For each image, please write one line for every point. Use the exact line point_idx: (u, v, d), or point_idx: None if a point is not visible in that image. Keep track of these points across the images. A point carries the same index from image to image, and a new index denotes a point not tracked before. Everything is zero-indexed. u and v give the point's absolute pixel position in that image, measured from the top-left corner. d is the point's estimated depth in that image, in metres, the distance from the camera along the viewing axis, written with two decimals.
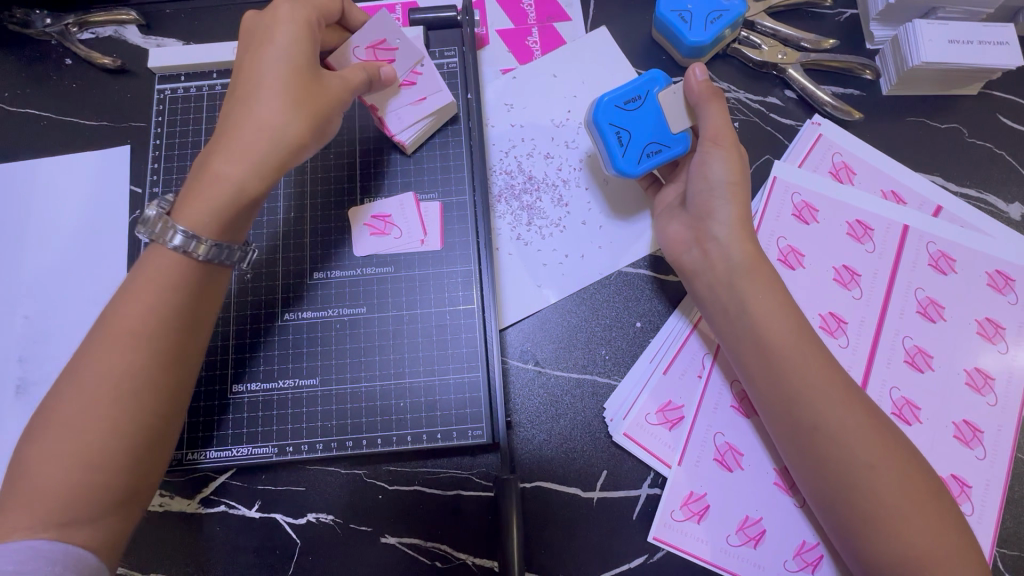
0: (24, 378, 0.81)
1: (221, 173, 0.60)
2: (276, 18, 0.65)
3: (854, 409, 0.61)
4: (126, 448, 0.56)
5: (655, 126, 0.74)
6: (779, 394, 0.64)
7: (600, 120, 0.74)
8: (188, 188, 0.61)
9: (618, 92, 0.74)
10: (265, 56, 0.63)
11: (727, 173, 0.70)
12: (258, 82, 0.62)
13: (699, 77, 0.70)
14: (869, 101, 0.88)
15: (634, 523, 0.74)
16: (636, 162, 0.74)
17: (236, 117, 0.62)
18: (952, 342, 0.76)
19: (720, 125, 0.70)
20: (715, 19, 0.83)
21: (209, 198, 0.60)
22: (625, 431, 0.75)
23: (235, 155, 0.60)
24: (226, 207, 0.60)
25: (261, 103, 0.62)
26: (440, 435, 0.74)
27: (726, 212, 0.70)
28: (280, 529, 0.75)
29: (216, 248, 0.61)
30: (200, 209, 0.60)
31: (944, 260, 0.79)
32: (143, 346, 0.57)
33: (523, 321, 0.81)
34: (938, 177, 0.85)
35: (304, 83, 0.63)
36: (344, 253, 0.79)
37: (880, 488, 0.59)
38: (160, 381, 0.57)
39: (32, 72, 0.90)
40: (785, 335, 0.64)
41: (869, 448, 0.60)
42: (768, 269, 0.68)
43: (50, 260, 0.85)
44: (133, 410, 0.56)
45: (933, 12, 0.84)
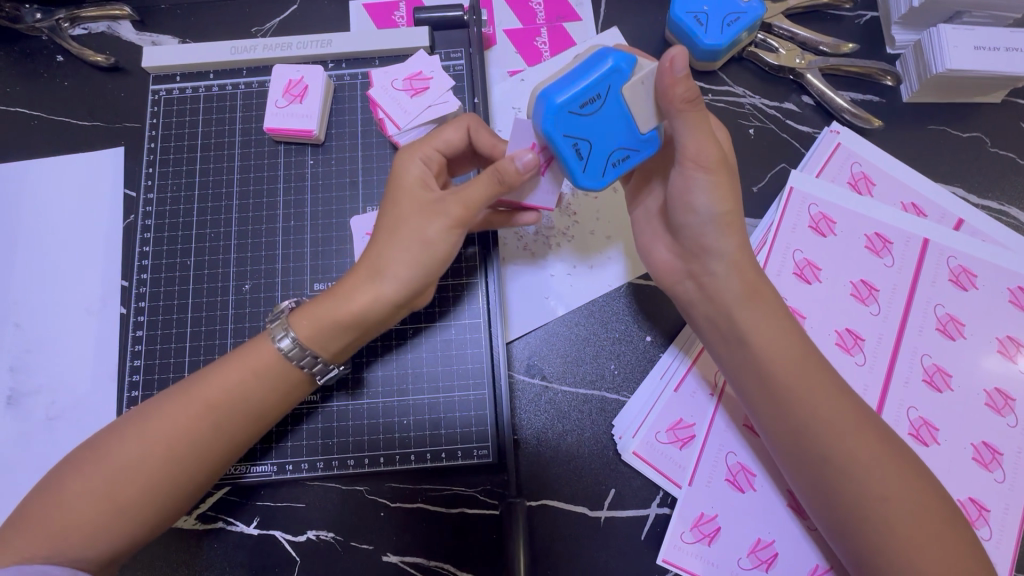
0: (16, 388, 0.79)
1: (343, 303, 0.62)
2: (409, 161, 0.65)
3: (867, 439, 0.59)
4: (157, 501, 0.57)
5: (620, 129, 0.57)
6: (786, 426, 0.61)
7: (552, 131, 0.55)
8: (317, 303, 0.63)
9: (571, 89, 0.55)
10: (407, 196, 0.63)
11: (715, 202, 0.61)
12: (398, 221, 0.63)
13: (676, 73, 0.53)
14: (889, 108, 0.85)
15: (643, 543, 0.72)
16: (600, 176, 0.59)
17: (367, 254, 0.63)
18: (972, 361, 0.74)
19: (696, 141, 0.58)
20: (732, 22, 0.79)
21: (323, 317, 0.62)
22: (634, 449, 0.73)
23: (366, 293, 0.62)
24: (333, 330, 0.62)
25: (393, 243, 0.62)
26: (445, 454, 0.72)
27: (724, 248, 0.63)
28: (279, 546, 0.73)
29: (306, 357, 0.63)
30: (317, 331, 0.62)
31: (964, 275, 0.77)
32: (208, 418, 0.59)
33: (530, 334, 0.78)
34: (959, 188, 0.82)
35: (427, 216, 0.62)
36: (407, 332, 0.75)
37: (898, 520, 0.56)
38: (209, 456, 0.60)
39: (22, 68, 0.87)
40: (790, 365, 0.61)
41: (883, 480, 0.57)
42: (770, 297, 0.64)
43: (41, 266, 0.82)
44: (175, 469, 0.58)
45: (958, 16, 0.81)
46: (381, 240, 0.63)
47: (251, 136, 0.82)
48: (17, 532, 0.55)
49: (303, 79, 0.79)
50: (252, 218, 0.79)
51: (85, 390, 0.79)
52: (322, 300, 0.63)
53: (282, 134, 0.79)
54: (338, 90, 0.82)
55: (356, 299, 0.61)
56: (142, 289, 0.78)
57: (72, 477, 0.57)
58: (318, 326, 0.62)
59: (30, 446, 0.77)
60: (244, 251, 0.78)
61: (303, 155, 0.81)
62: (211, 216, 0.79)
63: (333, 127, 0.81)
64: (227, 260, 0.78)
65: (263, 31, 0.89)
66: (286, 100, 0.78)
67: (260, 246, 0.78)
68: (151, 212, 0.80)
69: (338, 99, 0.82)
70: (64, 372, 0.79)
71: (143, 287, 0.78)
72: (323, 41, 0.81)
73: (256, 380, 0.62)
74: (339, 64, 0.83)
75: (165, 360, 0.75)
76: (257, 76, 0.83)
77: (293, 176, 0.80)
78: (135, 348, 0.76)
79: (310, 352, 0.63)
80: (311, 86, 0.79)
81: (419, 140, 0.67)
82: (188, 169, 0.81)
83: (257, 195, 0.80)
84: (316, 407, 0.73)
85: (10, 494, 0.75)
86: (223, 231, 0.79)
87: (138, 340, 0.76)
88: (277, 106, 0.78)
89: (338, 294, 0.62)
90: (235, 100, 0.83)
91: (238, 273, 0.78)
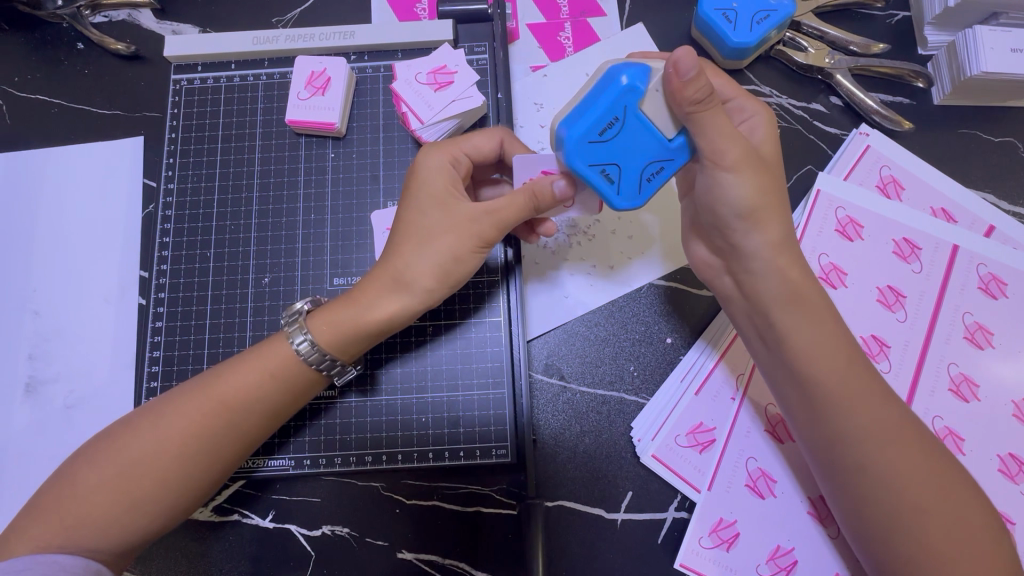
0: (34, 377, 0.79)
1: (367, 312, 0.62)
2: (437, 166, 0.65)
3: (908, 448, 0.58)
4: (171, 492, 0.57)
5: (643, 146, 0.56)
6: (821, 431, 0.60)
7: (575, 162, 0.55)
8: (336, 302, 0.64)
9: (587, 119, 0.54)
10: (434, 203, 0.63)
11: (744, 196, 0.58)
12: (423, 230, 0.63)
13: (681, 77, 0.51)
14: (920, 111, 0.83)
15: (659, 547, 0.72)
16: (637, 193, 0.58)
17: (388, 261, 0.63)
18: (1001, 370, 0.73)
19: (719, 141, 0.55)
20: (762, 19, 0.77)
21: (346, 324, 0.62)
22: (653, 452, 0.72)
23: (392, 295, 0.62)
24: (351, 332, 0.62)
25: (418, 250, 0.62)
26: (463, 452, 0.72)
27: (755, 242, 0.61)
28: (293, 540, 0.73)
29: (323, 360, 0.62)
30: (335, 336, 0.62)
31: (994, 283, 0.75)
32: (223, 413, 0.59)
33: (550, 334, 0.78)
34: (989, 194, 0.81)
35: (457, 228, 0.62)
36: (427, 330, 0.75)
37: (930, 536, 0.55)
38: (220, 451, 0.59)
39: (43, 56, 0.87)
40: (832, 371, 0.60)
41: (922, 490, 0.56)
42: (814, 296, 0.62)
43: (61, 256, 0.82)
44: (184, 462, 0.57)
45: (994, 17, 0.79)
46: (410, 248, 0.62)
47: (272, 128, 0.81)
48: (34, 523, 0.55)
49: (325, 70, 0.78)
50: (272, 212, 0.79)
51: (102, 379, 0.79)
52: (343, 306, 0.63)
53: (304, 126, 0.78)
54: (360, 82, 0.81)
55: (381, 307, 0.62)
56: (161, 280, 0.77)
57: (84, 469, 0.57)
58: (340, 331, 0.62)
59: (45, 434, 0.77)
60: (263, 243, 0.78)
61: (324, 148, 0.80)
62: (232, 208, 0.79)
63: (355, 120, 0.80)
64: (247, 252, 0.78)
65: (284, 21, 0.88)
66: (309, 91, 0.78)
67: (280, 240, 0.78)
68: (171, 202, 0.80)
69: (360, 92, 0.81)
70: (80, 361, 0.79)
71: (163, 278, 0.77)
72: (346, 32, 0.80)
73: (266, 380, 0.61)
74: (362, 56, 0.82)
75: (184, 352, 0.75)
76: (279, 67, 0.82)
77: (315, 169, 0.80)
78: (154, 339, 0.76)
79: (329, 356, 0.62)
80: (333, 78, 0.78)
81: (445, 142, 0.67)
82: (208, 159, 0.81)
83: (277, 187, 0.79)
84: (328, 402, 0.73)
85: (27, 482, 0.75)
86: (243, 223, 0.79)
87: (157, 331, 0.76)
88: (298, 98, 0.77)
89: (359, 299, 0.63)
90: (256, 91, 0.82)
91: (257, 266, 0.77)
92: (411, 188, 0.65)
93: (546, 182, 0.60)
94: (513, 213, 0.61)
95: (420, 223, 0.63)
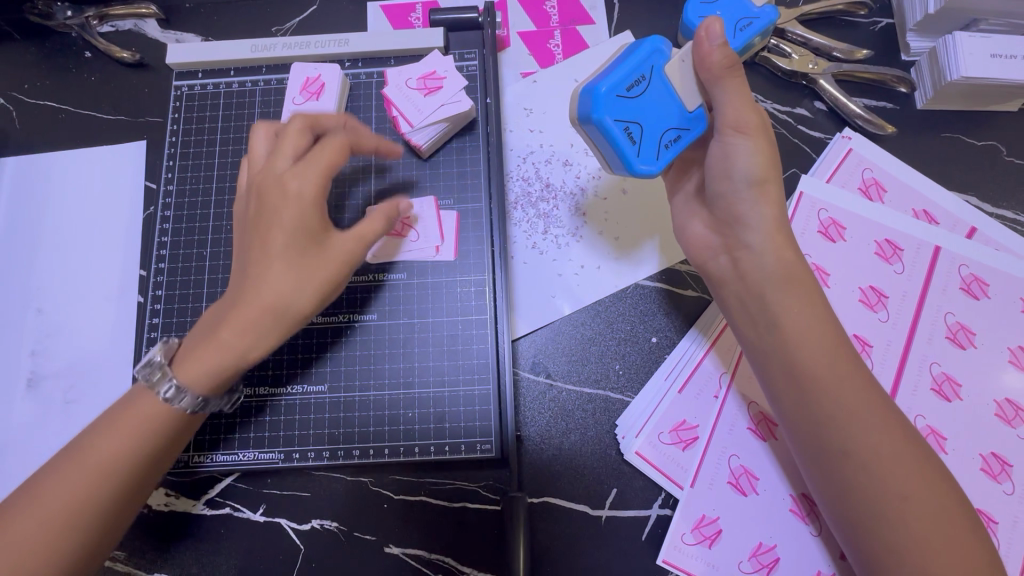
0: (36, 371, 0.81)
1: (226, 347, 0.58)
2: (288, 187, 0.61)
3: (892, 435, 0.58)
4: (90, 531, 0.54)
5: (665, 113, 0.61)
6: (809, 417, 0.60)
7: (602, 114, 0.59)
8: (194, 344, 0.59)
9: (616, 76, 0.59)
10: (279, 229, 0.60)
11: (754, 165, 0.62)
12: (275, 257, 0.59)
13: (712, 41, 0.58)
14: (903, 115, 0.84)
15: (643, 544, 0.72)
16: (655, 158, 0.61)
17: (246, 293, 0.59)
18: (983, 370, 0.73)
19: (738, 108, 0.60)
20: (746, 26, 0.75)
21: (211, 364, 0.58)
22: (636, 449, 0.73)
23: (246, 328, 0.58)
24: (223, 370, 0.58)
25: (285, 277, 0.58)
26: (449, 447, 0.73)
27: (759, 216, 0.63)
28: (284, 534, 0.74)
29: (199, 403, 0.58)
30: (198, 373, 0.57)
31: (976, 283, 0.76)
32: (134, 445, 0.56)
33: (536, 333, 0.79)
34: (972, 197, 0.82)
35: (317, 257, 0.60)
36: (415, 328, 0.76)
37: (916, 524, 0.56)
38: (135, 487, 0.56)
39: (52, 64, 0.90)
40: (820, 359, 0.60)
41: (903, 479, 0.57)
42: (806, 278, 0.63)
43: (65, 255, 0.85)
44: (103, 494, 0.55)
45: (974, 24, 0.81)
46: (270, 270, 0.59)
47: None
48: None
49: (320, 76, 0.81)
50: None
51: (102, 375, 0.81)
52: (204, 346, 0.58)
53: None
54: (354, 88, 0.84)
55: (239, 340, 0.58)
56: (159, 278, 0.80)
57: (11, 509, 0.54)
58: (204, 369, 0.57)
59: (45, 427, 0.79)
60: None
61: None
62: (229, 209, 0.82)
63: None
64: None
65: (283, 30, 0.91)
66: (303, 96, 0.81)
67: None
68: (169, 203, 0.82)
69: (353, 97, 0.83)
70: (81, 357, 0.82)
71: (161, 276, 0.80)
72: (341, 40, 0.83)
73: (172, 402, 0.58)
74: (356, 63, 0.84)
75: None
76: (276, 73, 0.85)
77: None
78: (151, 335, 0.78)
79: (195, 396, 0.58)
80: (328, 84, 0.81)
81: (309, 157, 0.61)
82: (206, 162, 0.83)
83: None
84: (318, 396, 0.75)
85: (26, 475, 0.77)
86: None
87: (154, 327, 0.78)
88: (294, 101, 0.81)
89: (211, 335, 0.59)
90: (254, 97, 0.85)
91: None
92: (260, 214, 0.60)
93: (391, 206, 0.64)
94: (369, 236, 0.62)
95: (270, 249, 0.59)
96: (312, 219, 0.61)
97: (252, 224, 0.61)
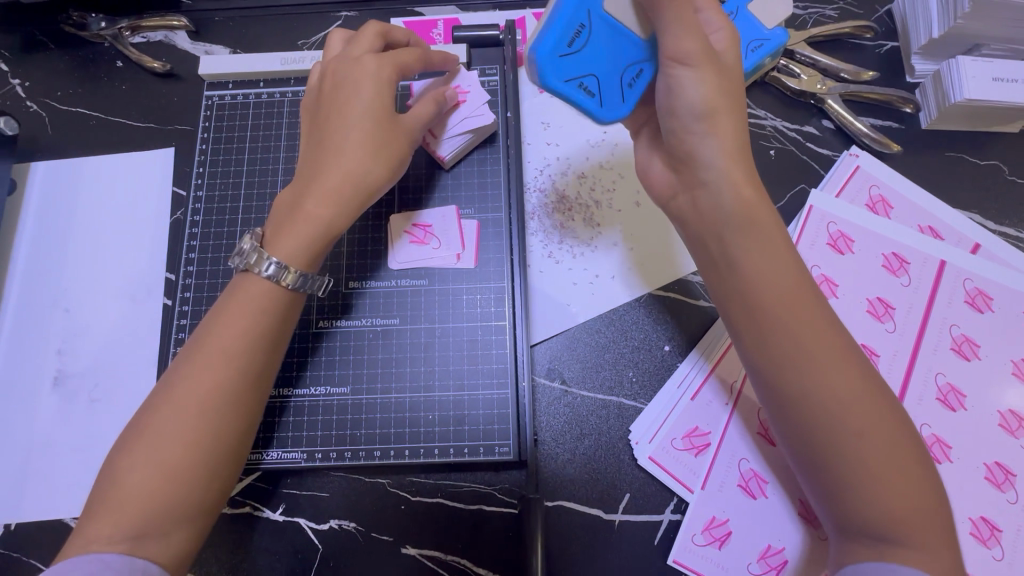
0: (62, 370, 0.83)
1: (309, 216, 0.63)
2: (362, 67, 0.67)
3: (849, 377, 0.56)
4: (218, 455, 0.57)
5: (617, 51, 0.63)
6: (767, 358, 0.58)
7: (552, 80, 0.63)
8: (278, 225, 0.64)
9: (555, 35, 0.61)
10: (352, 107, 0.66)
11: (702, 96, 0.59)
12: (347, 128, 0.65)
13: None
14: (908, 134, 0.87)
15: (656, 548, 0.74)
16: (618, 100, 0.65)
17: (327, 164, 0.65)
18: (987, 381, 0.75)
19: (681, 38, 0.58)
20: (756, 48, 0.78)
21: (305, 236, 0.63)
22: (649, 454, 0.75)
23: (326, 200, 0.64)
24: (313, 244, 0.64)
25: (358, 151, 0.65)
26: (467, 449, 0.75)
27: (711, 149, 0.60)
28: (303, 533, 0.76)
29: (301, 279, 0.63)
30: (294, 247, 0.63)
31: (980, 297, 0.78)
32: (229, 374, 0.58)
33: (552, 339, 0.81)
34: (976, 214, 0.84)
35: (386, 134, 0.67)
36: (436, 332, 0.79)
37: (871, 463, 0.54)
38: (241, 424, 0.58)
39: (84, 72, 0.94)
40: (782, 291, 0.58)
41: (860, 420, 0.55)
42: (766, 216, 0.60)
43: (92, 257, 0.87)
44: (217, 417, 0.57)
45: (976, 49, 0.84)
46: (345, 146, 0.65)
47: (295, 141, 0.87)
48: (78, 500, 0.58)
49: None
50: None
51: (126, 375, 0.83)
52: (293, 223, 0.63)
53: None
54: None
55: (321, 208, 0.63)
56: (187, 281, 0.82)
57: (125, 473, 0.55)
58: (297, 244, 0.63)
59: (70, 425, 0.81)
60: None
61: None
62: (256, 215, 0.84)
63: None
64: None
65: (308, 44, 0.94)
66: None
67: None
68: (198, 209, 0.85)
69: None
70: (107, 357, 0.84)
71: (189, 279, 0.82)
72: None
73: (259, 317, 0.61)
74: None
75: None
76: (303, 85, 0.88)
77: None
78: (178, 336, 0.80)
79: (295, 269, 0.62)
80: None
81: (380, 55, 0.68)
82: (235, 169, 0.86)
83: None
84: (340, 398, 0.77)
85: (50, 472, 0.79)
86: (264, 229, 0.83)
87: (181, 328, 0.80)
88: None
89: (293, 208, 0.64)
90: (282, 107, 0.88)
91: None
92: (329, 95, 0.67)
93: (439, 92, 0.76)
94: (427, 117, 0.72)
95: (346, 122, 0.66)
96: (387, 100, 0.67)
97: (324, 112, 0.67)
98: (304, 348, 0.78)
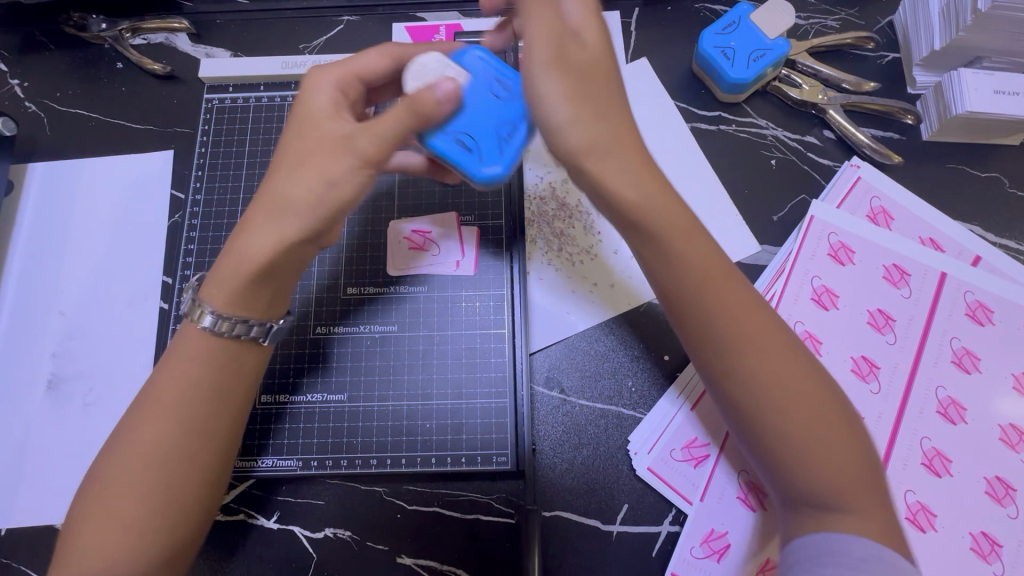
0: (56, 374, 0.82)
1: (242, 255, 0.57)
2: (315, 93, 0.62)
3: (768, 351, 0.55)
4: (173, 513, 0.56)
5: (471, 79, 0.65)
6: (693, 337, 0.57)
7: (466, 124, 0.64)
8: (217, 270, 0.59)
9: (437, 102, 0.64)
10: (304, 131, 0.60)
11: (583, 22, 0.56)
12: (296, 154, 0.58)
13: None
14: (909, 146, 0.87)
15: (654, 560, 0.73)
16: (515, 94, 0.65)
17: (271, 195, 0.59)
18: (987, 395, 0.75)
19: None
20: (758, 57, 0.83)
21: (234, 281, 0.58)
22: (648, 465, 0.75)
23: (265, 236, 0.57)
24: (248, 285, 0.58)
25: (299, 175, 0.58)
26: (464, 459, 0.74)
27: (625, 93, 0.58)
28: (297, 541, 0.75)
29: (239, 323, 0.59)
30: (227, 293, 0.58)
31: (981, 310, 0.78)
32: (180, 433, 0.57)
33: (551, 347, 0.80)
34: (977, 226, 0.84)
35: (332, 150, 0.58)
36: (435, 339, 0.78)
37: (801, 435, 0.54)
38: (197, 483, 0.57)
39: (84, 74, 0.93)
40: (702, 269, 0.56)
41: (785, 393, 0.54)
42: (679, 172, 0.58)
43: (89, 259, 0.87)
44: (170, 477, 0.56)
45: (977, 62, 0.84)
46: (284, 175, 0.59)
47: None
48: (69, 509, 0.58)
49: None
50: None
51: (122, 379, 0.82)
52: (225, 270, 0.58)
53: None
54: None
55: (258, 245, 0.57)
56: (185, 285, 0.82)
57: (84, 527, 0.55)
58: (228, 290, 0.58)
59: (63, 429, 0.80)
60: None
61: None
62: None
63: None
64: None
65: (310, 48, 0.94)
66: None
67: None
68: (197, 213, 0.84)
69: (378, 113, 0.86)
70: (102, 361, 0.83)
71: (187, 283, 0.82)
72: None
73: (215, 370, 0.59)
74: None
75: None
76: None
77: None
78: None
79: (238, 319, 0.59)
80: None
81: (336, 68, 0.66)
82: (234, 173, 0.86)
83: None
84: (337, 404, 0.76)
85: (43, 476, 0.78)
86: None
87: None
88: None
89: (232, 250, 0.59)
90: (283, 111, 0.88)
91: None
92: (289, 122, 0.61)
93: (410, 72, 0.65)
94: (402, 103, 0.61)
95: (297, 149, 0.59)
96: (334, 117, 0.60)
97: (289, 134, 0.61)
98: (301, 354, 0.78)
